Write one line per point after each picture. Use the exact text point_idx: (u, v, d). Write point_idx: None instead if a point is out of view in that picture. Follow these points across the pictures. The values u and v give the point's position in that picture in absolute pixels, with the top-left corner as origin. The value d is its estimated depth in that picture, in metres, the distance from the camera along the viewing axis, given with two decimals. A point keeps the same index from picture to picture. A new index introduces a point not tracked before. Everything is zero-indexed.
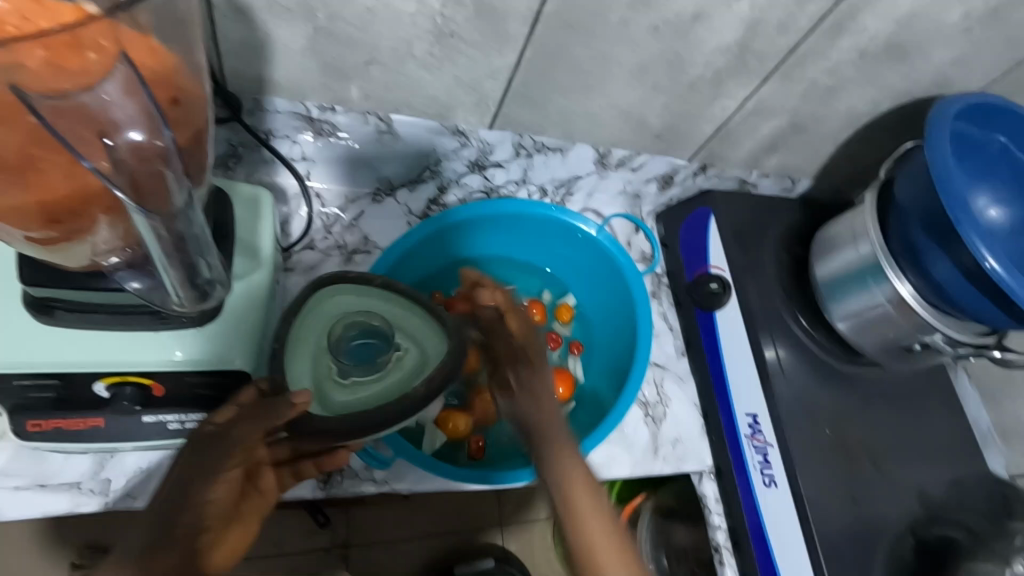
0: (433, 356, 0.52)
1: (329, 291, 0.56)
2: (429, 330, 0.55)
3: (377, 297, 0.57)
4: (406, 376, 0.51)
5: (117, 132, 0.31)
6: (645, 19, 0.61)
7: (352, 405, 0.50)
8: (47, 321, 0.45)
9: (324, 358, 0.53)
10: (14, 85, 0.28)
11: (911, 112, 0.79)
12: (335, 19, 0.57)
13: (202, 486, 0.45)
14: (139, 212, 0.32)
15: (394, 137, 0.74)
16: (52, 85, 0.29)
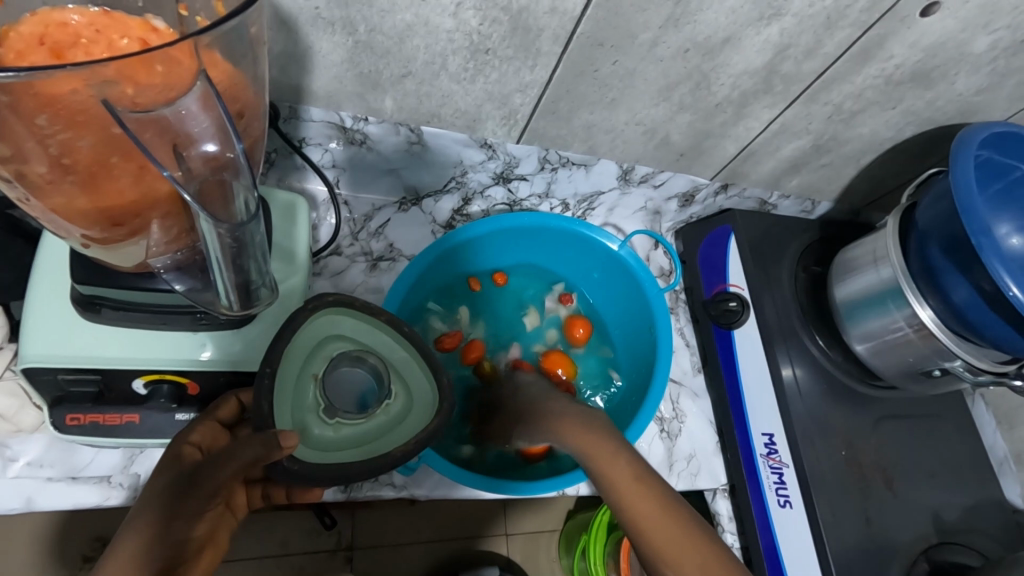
0: (421, 411, 0.52)
1: (330, 312, 0.53)
2: (421, 381, 0.54)
3: (376, 330, 0.55)
4: (390, 428, 0.51)
5: (192, 144, 0.31)
6: (674, 40, 0.62)
7: (332, 447, 0.49)
8: (91, 318, 0.47)
9: (310, 386, 0.51)
10: (105, 99, 0.29)
11: (934, 138, 0.80)
12: (375, 33, 0.58)
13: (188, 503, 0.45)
14: (205, 219, 0.33)
15: (424, 148, 0.76)
16: (136, 100, 0.30)
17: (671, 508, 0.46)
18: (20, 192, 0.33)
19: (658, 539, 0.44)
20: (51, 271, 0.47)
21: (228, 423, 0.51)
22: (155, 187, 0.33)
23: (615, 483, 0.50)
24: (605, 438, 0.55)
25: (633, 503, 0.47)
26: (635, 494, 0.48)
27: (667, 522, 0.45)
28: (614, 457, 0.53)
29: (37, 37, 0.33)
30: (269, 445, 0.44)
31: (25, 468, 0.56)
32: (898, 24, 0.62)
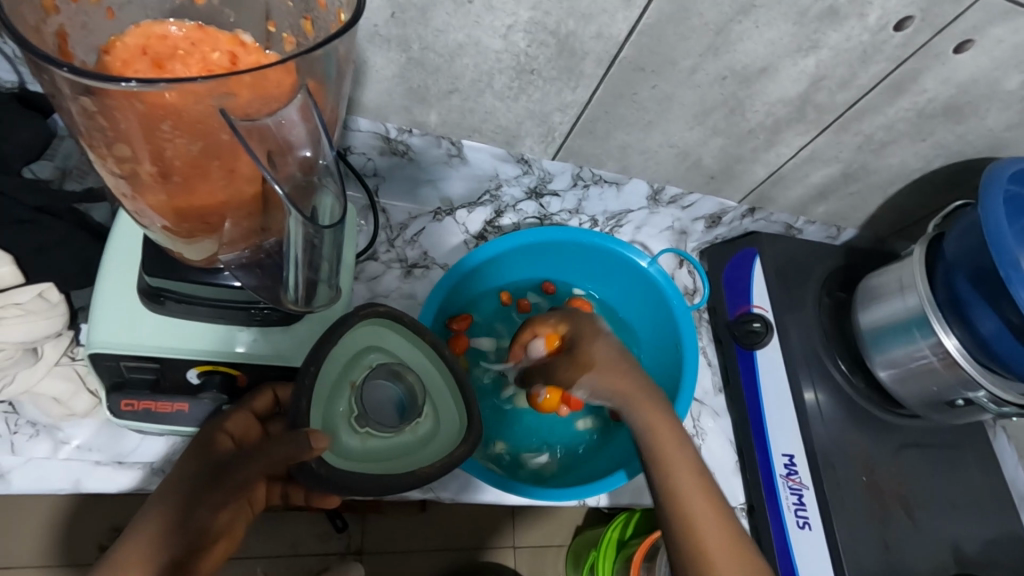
0: (448, 436, 0.53)
1: (377, 322, 0.54)
2: (451, 406, 0.55)
3: (416, 350, 0.57)
4: (414, 448, 0.52)
5: (290, 149, 0.34)
6: (713, 67, 0.64)
7: (358, 456, 0.49)
8: (156, 308, 0.49)
9: (345, 393, 0.52)
10: (223, 109, 0.31)
11: (963, 171, 0.81)
12: (427, 51, 0.61)
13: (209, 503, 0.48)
14: (295, 217, 0.36)
15: (463, 161, 0.79)
16: (244, 108, 0.31)
17: (734, 540, 0.52)
18: (124, 187, 0.35)
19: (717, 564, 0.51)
20: (121, 264, 0.50)
21: (262, 416, 0.53)
22: (249, 187, 0.36)
23: (683, 494, 0.54)
24: (675, 434, 0.57)
25: (697, 519, 0.53)
26: (702, 512, 0.53)
27: (728, 551, 0.52)
28: (682, 463, 0.55)
29: (140, 47, 0.35)
30: (300, 443, 0.44)
31: (75, 450, 0.59)
32: (933, 60, 0.64)
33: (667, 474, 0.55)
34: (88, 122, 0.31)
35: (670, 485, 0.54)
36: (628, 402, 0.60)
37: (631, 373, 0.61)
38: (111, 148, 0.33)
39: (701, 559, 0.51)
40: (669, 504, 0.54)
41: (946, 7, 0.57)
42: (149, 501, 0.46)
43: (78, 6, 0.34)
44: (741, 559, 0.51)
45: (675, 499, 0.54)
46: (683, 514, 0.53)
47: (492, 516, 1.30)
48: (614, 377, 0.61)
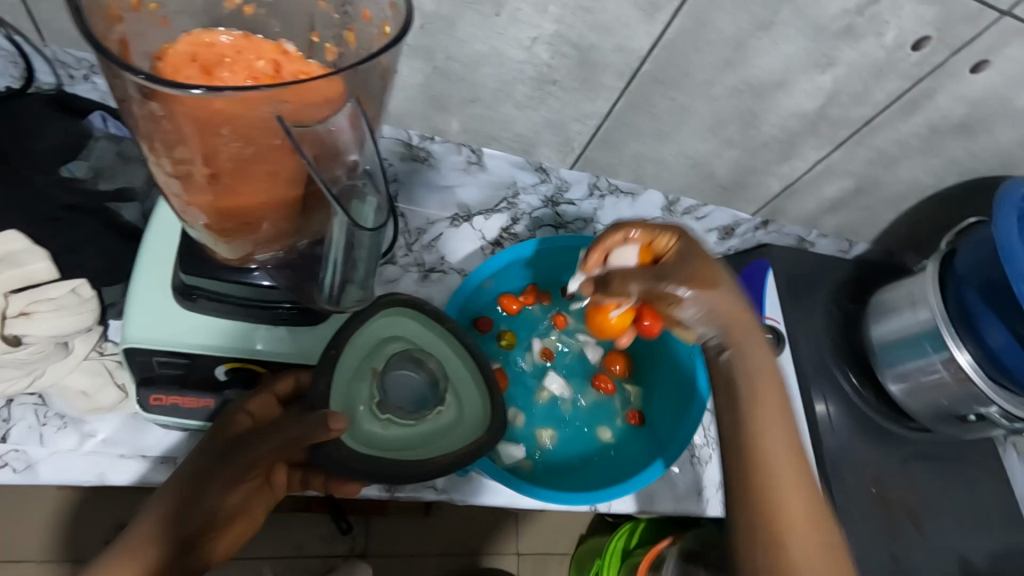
0: (468, 429, 0.54)
1: (395, 311, 0.56)
2: (474, 398, 0.56)
3: (436, 338, 0.57)
4: (435, 437, 0.53)
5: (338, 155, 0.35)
6: (730, 81, 0.65)
7: (375, 443, 0.51)
8: (188, 306, 0.51)
9: (367, 380, 0.53)
10: (280, 116, 0.32)
11: (974, 188, 0.82)
12: (453, 61, 0.63)
13: (216, 486, 0.49)
14: (341, 216, 0.38)
15: (482, 169, 0.80)
16: (298, 116, 0.33)
17: (813, 505, 0.48)
18: (174, 186, 0.37)
19: (790, 525, 0.47)
20: (154, 262, 0.51)
21: (283, 398, 0.52)
22: (296, 187, 0.37)
23: (773, 448, 0.49)
24: (778, 387, 0.51)
25: (778, 477, 0.48)
26: (788, 469, 0.49)
27: (807, 513, 0.47)
28: (783, 420, 0.50)
29: (191, 53, 0.37)
30: (314, 424, 0.47)
31: (100, 443, 0.60)
32: (947, 78, 0.65)
33: (755, 422, 0.49)
34: (150, 124, 0.33)
35: (761, 437, 0.49)
36: (735, 343, 0.51)
37: (747, 316, 0.51)
38: (168, 149, 0.34)
39: (772, 513, 0.47)
40: (751, 454, 0.49)
41: (961, 26, 0.59)
42: (169, 479, 0.49)
43: (136, 14, 0.36)
44: (821, 534, 0.47)
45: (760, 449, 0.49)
46: (769, 471, 0.48)
47: (497, 521, 1.31)
48: (728, 310, 0.50)
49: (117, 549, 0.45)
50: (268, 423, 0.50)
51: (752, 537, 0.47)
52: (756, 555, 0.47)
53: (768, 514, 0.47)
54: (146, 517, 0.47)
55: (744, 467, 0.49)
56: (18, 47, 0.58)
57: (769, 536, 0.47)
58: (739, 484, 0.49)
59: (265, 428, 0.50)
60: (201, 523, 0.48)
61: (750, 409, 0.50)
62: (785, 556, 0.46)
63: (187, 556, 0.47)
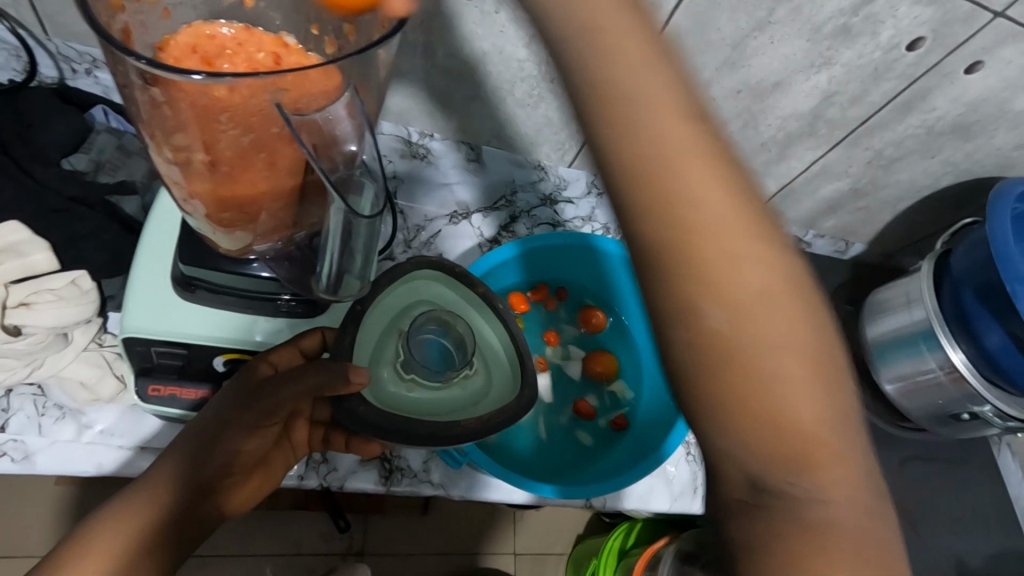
0: (496, 396, 0.54)
1: (425, 274, 0.57)
2: (502, 365, 0.56)
3: (464, 302, 0.58)
4: (463, 401, 0.53)
5: (337, 144, 0.36)
6: (729, 81, 0.66)
7: (399, 404, 0.51)
8: (188, 297, 0.51)
9: (393, 340, 0.54)
10: (278, 103, 0.32)
11: (971, 189, 0.83)
12: (453, 58, 0.63)
13: (236, 433, 0.48)
14: (339, 208, 0.37)
15: (479, 166, 0.84)
16: (296, 104, 0.33)
17: (786, 310, 0.29)
18: (175, 173, 0.37)
19: (753, 351, 0.29)
20: (155, 253, 0.52)
21: (307, 355, 0.53)
22: (294, 173, 0.37)
23: (694, 222, 0.30)
24: (694, 133, 0.31)
25: (719, 266, 0.29)
26: (730, 255, 0.29)
27: (752, 278, 0.29)
28: (704, 169, 0.30)
29: (191, 46, 0.37)
30: (336, 373, 0.46)
31: (99, 434, 0.60)
32: (942, 79, 0.65)
33: (670, 191, 0.30)
34: (151, 111, 0.33)
35: (679, 213, 0.30)
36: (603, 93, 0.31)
37: (638, 32, 0.32)
38: (170, 137, 0.35)
39: (717, 332, 0.29)
40: (674, 243, 0.29)
41: (956, 27, 0.59)
42: (183, 433, 0.47)
43: (139, 5, 0.37)
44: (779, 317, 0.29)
45: (681, 235, 0.29)
46: (706, 264, 0.29)
47: (494, 521, 1.31)
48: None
49: (131, 500, 0.44)
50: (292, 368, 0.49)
51: (694, 367, 0.29)
52: (683, 356, 0.29)
53: (690, 290, 0.29)
54: (161, 469, 0.46)
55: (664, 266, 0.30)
56: (24, 40, 0.60)
57: (687, 319, 0.29)
58: (664, 297, 0.30)
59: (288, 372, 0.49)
60: (217, 473, 0.47)
61: (654, 179, 0.30)
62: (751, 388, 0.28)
63: (204, 503, 0.46)
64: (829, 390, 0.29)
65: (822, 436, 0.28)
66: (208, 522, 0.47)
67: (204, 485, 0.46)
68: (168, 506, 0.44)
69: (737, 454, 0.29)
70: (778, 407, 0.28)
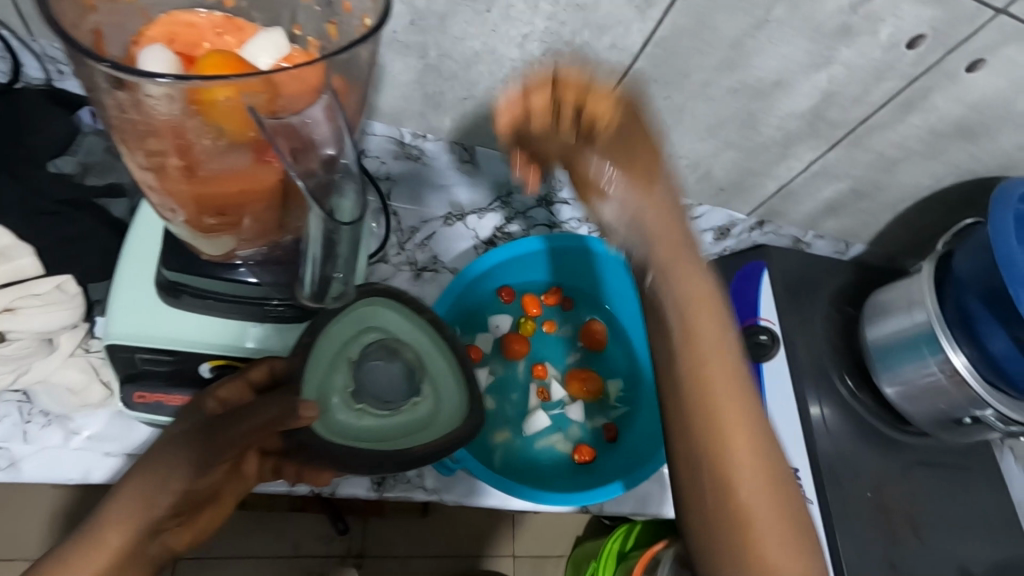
0: (446, 422, 0.53)
1: (376, 299, 0.55)
2: (454, 390, 0.54)
3: (412, 326, 0.56)
4: (414, 429, 0.52)
5: (313, 148, 0.34)
6: (726, 81, 0.65)
7: (349, 433, 0.50)
8: (172, 302, 0.50)
9: (343, 368, 0.53)
10: (251, 107, 0.32)
11: (974, 190, 0.81)
12: (447, 58, 0.62)
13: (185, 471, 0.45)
14: (317, 214, 0.36)
15: (475, 167, 0.83)
16: (272, 107, 0.32)
17: (765, 443, 0.44)
18: (148, 177, 0.36)
19: (741, 475, 0.43)
20: (138, 256, 0.51)
21: (259, 387, 0.50)
22: (272, 181, 0.36)
23: (711, 375, 0.44)
24: (716, 314, 0.45)
25: (725, 431, 0.43)
26: (731, 413, 0.44)
27: (754, 447, 0.44)
28: (721, 339, 0.45)
29: (168, 35, 0.37)
30: (287, 411, 0.47)
31: (87, 440, 0.60)
32: (944, 78, 0.64)
33: (710, 388, 0.44)
34: (121, 114, 0.33)
35: (700, 364, 0.44)
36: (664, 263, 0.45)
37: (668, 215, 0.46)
38: (142, 141, 0.34)
39: (720, 455, 0.43)
40: (692, 382, 0.44)
41: (958, 26, 0.58)
42: (131, 473, 0.46)
43: (113, 4, 0.36)
44: (774, 490, 0.44)
45: (705, 386, 0.44)
46: (717, 410, 0.44)
47: (493, 522, 1.31)
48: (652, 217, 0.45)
49: (80, 544, 0.43)
50: (236, 408, 0.48)
51: (697, 494, 0.44)
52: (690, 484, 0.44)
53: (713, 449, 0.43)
54: (112, 510, 0.44)
55: (689, 398, 0.44)
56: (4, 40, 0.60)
57: (710, 467, 0.43)
58: (681, 423, 0.44)
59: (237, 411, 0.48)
60: (161, 513, 0.45)
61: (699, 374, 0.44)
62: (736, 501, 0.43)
63: (151, 546, 0.45)
64: (784, 502, 0.44)
65: (778, 565, 0.42)
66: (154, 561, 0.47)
67: (151, 530, 0.45)
68: (116, 554, 0.43)
69: (706, 551, 0.44)
70: (751, 512, 0.43)
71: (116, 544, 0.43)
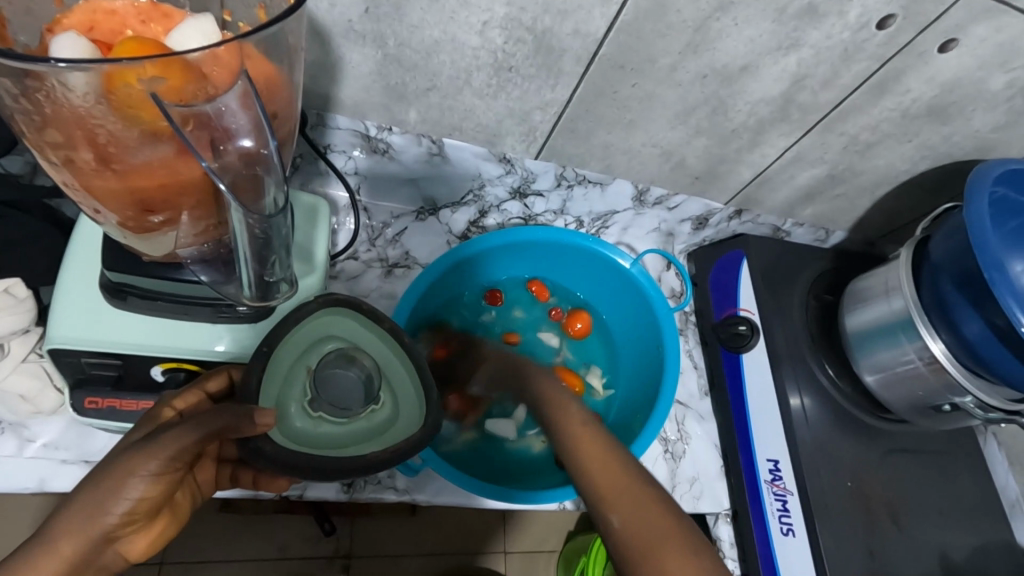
0: (403, 427, 0.50)
1: (333, 310, 0.53)
2: (411, 396, 0.52)
3: (371, 334, 0.54)
4: (370, 436, 0.49)
5: (229, 139, 0.33)
6: (693, 65, 0.63)
7: (306, 440, 0.47)
8: (118, 304, 0.48)
9: (301, 377, 0.51)
10: (154, 93, 0.30)
11: (951, 174, 0.80)
12: (405, 47, 0.61)
13: (132, 483, 0.43)
14: (237, 210, 0.35)
15: (445, 160, 0.77)
16: (179, 94, 0.31)
17: (621, 468, 0.48)
18: (65, 176, 0.35)
19: (606, 499, 0.46)
20: (83, 258, 0.49)
21: (215, 396, 0.50)
22: (197, 174, 0.34)
23: (570, 435, 0.53)
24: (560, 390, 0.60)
25: (583, 458, 0.50)
26: (578, 442, 0.52)
27: (605, 458, 0.49)
28: (569, 408, 0.57)
29: (87, 23, 0.35)
30: (239, 416, 0.44)
31: (41, 448, 0.59)
32: (915, 59, 0.63)
33: (564, 430, 0.54)
34: (31, 110, 0.32)
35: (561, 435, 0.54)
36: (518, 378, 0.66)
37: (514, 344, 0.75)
38: (47, 136, 0.33)
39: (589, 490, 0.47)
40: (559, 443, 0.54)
41: (927, 4, 0.57)
42: (82, 481, 0.44)
43: None
44: (630, 487, 0.46)
45: (568, 448, 0.52)
46: (577, 454, 0.50)
47: (483, 519, 1.30)
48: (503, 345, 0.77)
49: (27, 553, 0.41)
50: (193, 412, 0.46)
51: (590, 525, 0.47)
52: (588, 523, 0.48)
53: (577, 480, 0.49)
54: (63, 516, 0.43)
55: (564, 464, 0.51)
56: None
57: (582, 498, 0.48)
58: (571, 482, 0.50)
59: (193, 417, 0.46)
60: (107, 525, 0.43)
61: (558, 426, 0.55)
62: (610, 530, 0.44)
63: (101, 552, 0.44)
64: (666, 517, 0.44)
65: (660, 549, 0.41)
66: (102, 567, 0.45)
67: (103, 536, 0.43)
68: (66, 561, 0.42)
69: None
70: (629, 536, 0.43)
71: (67, 550, 0.42)
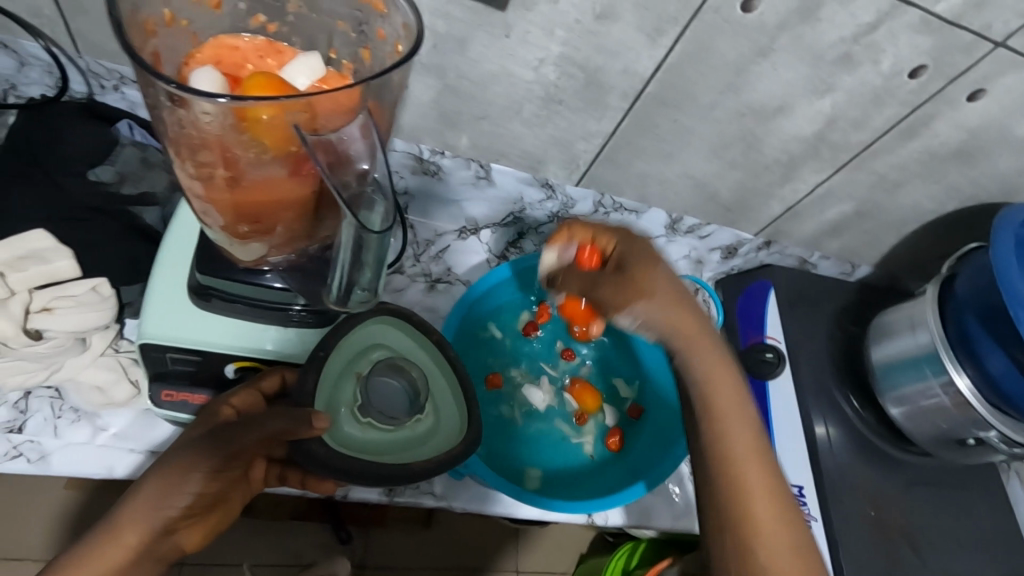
0: (446, 436, 0.55)
1: (383, 321, 0.57)
2: (452, 410, 0.57)
3: (419, 348, 0.58)
4: (414, 444, 0.54)
5: (350, 163, 0.38)
6: (732, 104, 0.68)
7: (355, 445, 0.51)
8: (203, 305, 0.53)
9: (350, 383, 0.54)
10: (296, 125, 0.35)
11: (975, 215, 0.83)
12: (463, 79, 0.66)
13: (194, 476, 0.48)
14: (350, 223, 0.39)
15: (491, 183, 0.82)
16: (313, 125, 0.36)
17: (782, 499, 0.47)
18: (195, 186, 0.40)
19: (759, 534, 0.45)
20: (173, 263, 0.54)
21: (269, 396, 0.53)
22: (307, 189, 0.40)
23: (742, 458, 0.47)
24: (733, 381, 0.49)
25: (740, 471, 0.47)
26: (734, 445, 0.47)
27: (767, 494, 0.46)
28: (741, 417, 0.48)
29: (215, 57, 0.40)
30: (300, 420, 0.48)
31: (112, 437, 0.62)
32: (944, 106, 0.66)
33: (719, 430, 0.48)
34: (177, 130, 0.37)
35: (726, 450, 0.47)
36: (681, 346, 0.48)
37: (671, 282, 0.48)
38: (194, 154, 0.38)
39: (743, 509, 0.46)
40: (706, 421, 0.48)
41: (956, 56, 0.61)
42: (148, 473, 0.48)
43: (167, 29, 0.39)
44: (789, 527, 0.46)
45: (722, 462, 0.47)
46: (732, 467, 0.47)
47: (497, 537, 1.31)
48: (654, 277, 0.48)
49: (98, 541, 0.46)
50: (250, 414, 0.50)
51: (718, 531, 0.47)
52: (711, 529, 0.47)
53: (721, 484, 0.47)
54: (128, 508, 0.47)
55: (714, 477, 0.47)
56: (56, 57, 0.63)
57: (728, 512, 0.46)
58: (709, 493, 0.47)
59: (250, 418, 0.50)
60: (170, 518, 0.48)
61: (711, 416, 0.48)
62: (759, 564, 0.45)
63: (162, 546, 0.48)
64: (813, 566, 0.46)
65: None
66: (162, 558, 0.49)
67: (163, 529, 0.48)
68: (131, 549, 0.46)
69: None
70: (769, 565, 0.45)
71: (131, 539, 0.46)
